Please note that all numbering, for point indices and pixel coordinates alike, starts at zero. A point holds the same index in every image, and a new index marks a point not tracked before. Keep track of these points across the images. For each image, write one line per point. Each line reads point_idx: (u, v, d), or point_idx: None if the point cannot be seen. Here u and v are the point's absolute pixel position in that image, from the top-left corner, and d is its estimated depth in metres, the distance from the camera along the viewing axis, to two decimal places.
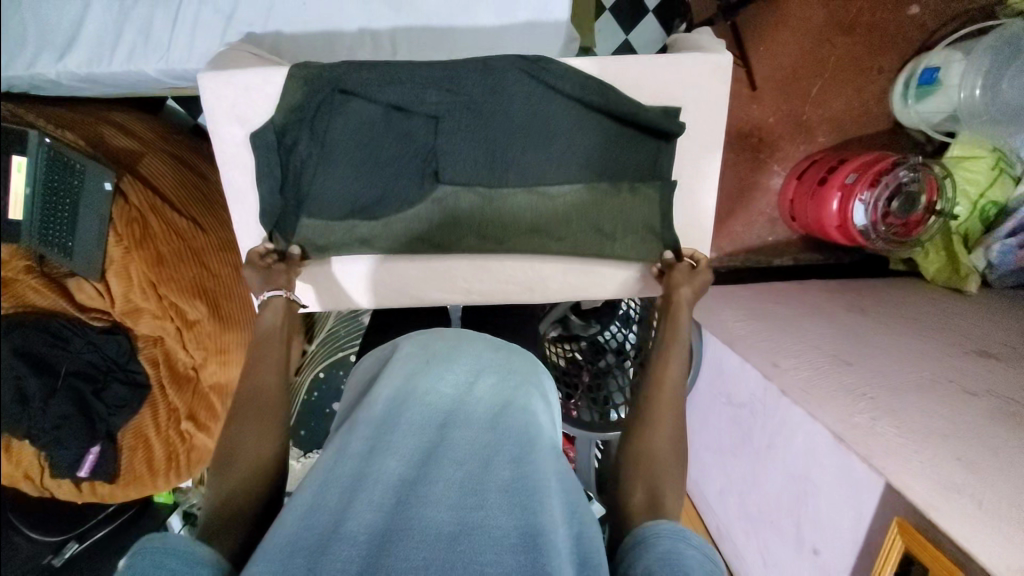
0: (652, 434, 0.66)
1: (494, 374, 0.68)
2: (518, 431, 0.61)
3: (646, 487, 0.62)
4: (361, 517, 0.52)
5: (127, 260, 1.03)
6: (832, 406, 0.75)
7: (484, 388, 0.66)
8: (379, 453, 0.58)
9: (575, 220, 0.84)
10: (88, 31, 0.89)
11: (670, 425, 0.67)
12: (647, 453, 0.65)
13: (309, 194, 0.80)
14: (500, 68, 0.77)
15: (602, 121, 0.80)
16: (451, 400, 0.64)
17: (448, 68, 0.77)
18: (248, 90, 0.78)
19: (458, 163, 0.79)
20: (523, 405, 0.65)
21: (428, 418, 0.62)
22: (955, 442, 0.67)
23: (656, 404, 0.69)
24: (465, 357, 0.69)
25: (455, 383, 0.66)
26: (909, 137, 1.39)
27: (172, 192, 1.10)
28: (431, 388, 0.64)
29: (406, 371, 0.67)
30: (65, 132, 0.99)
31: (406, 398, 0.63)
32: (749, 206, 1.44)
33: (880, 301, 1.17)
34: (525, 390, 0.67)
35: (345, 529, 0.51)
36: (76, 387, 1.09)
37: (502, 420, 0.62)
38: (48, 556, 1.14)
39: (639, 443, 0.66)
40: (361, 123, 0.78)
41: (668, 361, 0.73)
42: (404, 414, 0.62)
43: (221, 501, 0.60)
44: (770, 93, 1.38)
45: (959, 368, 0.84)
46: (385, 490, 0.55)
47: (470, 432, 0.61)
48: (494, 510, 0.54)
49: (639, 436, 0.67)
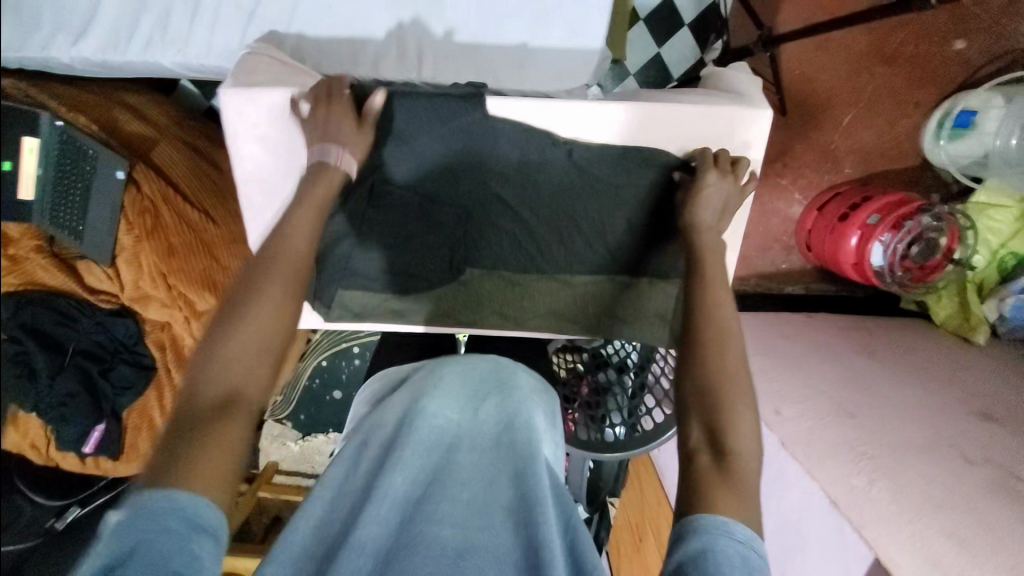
0: (718, 364, 0.60)
1: (501, 391, 0.67)
2: (523, 449, 0.60)
3: (705, 427, 0.58)
4: (372, 531, 0.54)
5: (138, 248, 1.01)
6: (830, 466, 0.77)
7: (489, 406, 0.64)
8: (385, 470, 0.57)
9: (592, 309, 0.81)
10: (104, 15, 0.87)
11: (727, 365, 0.61)
12: (714, 384, 0.59)
13: (344, 266, 0.75)
14: (550, 160, 0.70)
15: (627, 213, 0.74)
16: (457, 421, 0.63)
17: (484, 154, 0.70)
18: (271, 108, 0.69)
19: (487, 247, 0.77)
20: (535, 423, 0.64)
21: (434, 437, 0.61)
22: (947, 515, 0.68)
23: (721, 336, 0.62)
24: (473, 377, 0.68)
25: (462, 402, 0.64)
26: (937, 175, 1.36)
27: (184, 182, 1.09)
28: (438, 406, 0.63)
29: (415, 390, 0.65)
30: (78, 116, 0.99)
31: (413, 416, 0.62)
32: (765, 232, 1.42)
33: (887, 343, 1.16)
34: (531, 407, 0.65)
35: (357, 538, 0.53)
36: (82, 366, 1.08)
37: (506, 439, 0.61)
38: (50, 519, 1.19)
39: (709, 376, 0.60)
40: (396, 213, 0.73)
41: (717, 288, 0.65)
42: (413, 431, 0.60)
43: (212, 379, 0.55)
44: (801, 119, 1.34)
45: (956, 427, 0.84)
46: (391, 507, 0.55)
47: (476, 452, 0.61)
48: (498, 528, 0.56)
49: (708, 366, 0.60)
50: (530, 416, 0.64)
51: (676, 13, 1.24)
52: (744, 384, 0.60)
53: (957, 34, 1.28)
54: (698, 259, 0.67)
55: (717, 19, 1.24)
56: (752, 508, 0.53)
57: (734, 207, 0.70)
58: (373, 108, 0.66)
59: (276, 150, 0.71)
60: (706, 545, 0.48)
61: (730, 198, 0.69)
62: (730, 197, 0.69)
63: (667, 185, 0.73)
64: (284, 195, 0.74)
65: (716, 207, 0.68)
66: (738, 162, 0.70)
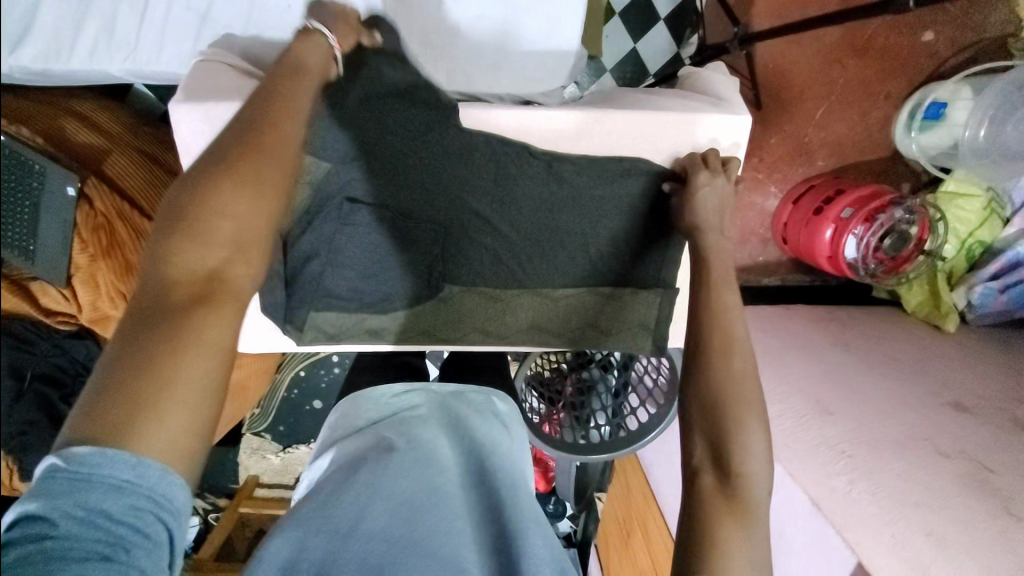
0: (727, 372, 0.58)
1: (488, 424, 0.73)
2: (508, 479, 0.65)
3: (708, 445, 0.56)
4: (374, 524, 0.56)
5: (94, 268, 0.96)
6: (811, 467, 0.78)
7: (482, 434, 0.71)
8: (391, 476, 0.60)
9: (574, 321, 0.79)
10: (43, 19, 0.78)
11: (739, 372, 0.58)
12: (721, 395, 0.57)
13: (317, 289, 0.71)
14: (529, 174, 0.71)
15: (607, 225, 0.74)
16: (455, 450, 0.67)
17: (461, 164, 0.69)
18: (227, 124, 0.66)
19: (467, 263, 0.75)
20: (516, 459, 0.71)
21: (437, 456, 0.64)
22: (926, 513, 0.70)
23: (730, 345, 0.60)
24: (467, 414, 0.73)
25: (456, 429, 0.70)
26: (908, 165, 1.38)
27: (139, 195, 1.04)
28: (436, 430, 0.69)
29: (417, 419, 0.70)
30: (21, 127, 0.89)
31: (415, 433, 0.67)
32: (744, 226, 1.42)
33: (862, 334, 1.19)
34: (513, 446, 0.73)
35: (361, 531, 0.56)
36: (40, 394, 1.01)
37: (495, 466, 0.67)
38: None
39: (717, 387, 0.57)
40: (368, 232, 0.71)
41: (724, 293, 0.63)
42: (416, 444, 0.65)
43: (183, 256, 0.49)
44: (775, 112, 1.34)
45: (932, 422, 0.86)
46: (394, 511, 0.57)
47: (469, 475, 0.66)
48: (486, 559, 0.58)
49: (717, 378, 0.58)
50: (512, 453, 0.71)
51: (651, 7, 1.22)
52: (755, 396, 0.58)
53: (925, 25, 1.28)
54: (704, 265, 0.65)
55: (692, 13, 1.22)
56: (754, 533, 0.52)
57: (731, 207, 0.69)
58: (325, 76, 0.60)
59: None
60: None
61: (726, 198, 0.68)
62: (727, 196, 0.68)
63: (645, 196, 0.73)
64: None
65: (716, 208, 0.67)
66: (728, 161, 0.70)
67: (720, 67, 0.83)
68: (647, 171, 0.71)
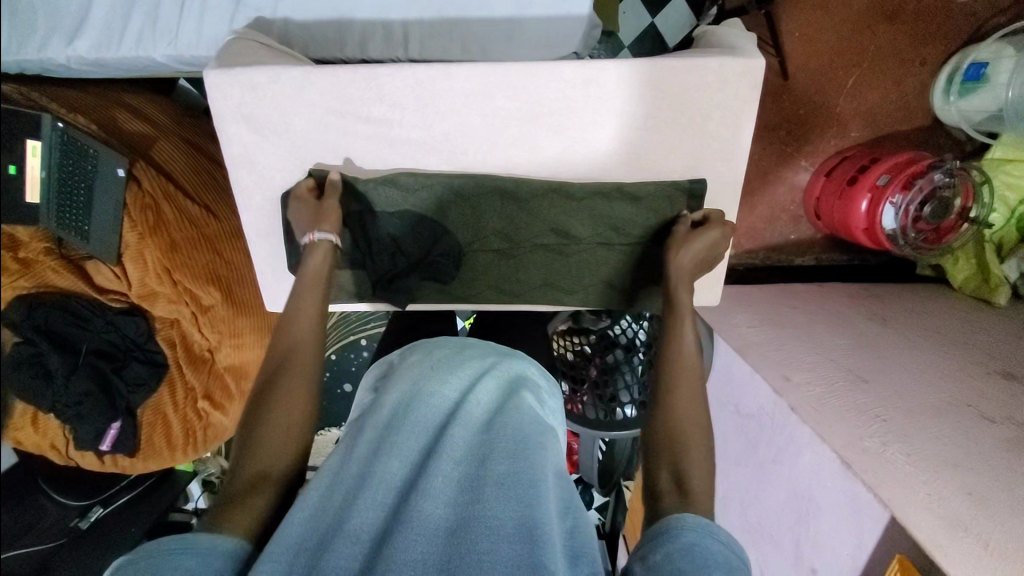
0: (674, 398, 0.63)
1: (496, 375, 0.67)
2: (512, 426, 0.60)
3: (669, 469, 0.58)
4: (364, 518, 0.51)
5: (142, 246, 1.01)
6: (841, 428, 0.74)
7: (487, 388, 0.65)
8: (382, 453, 0.56)
9: (589, 279, 0.86)
10: (94, 16, 0.88)
11: (697, 408, 0.63)
12: (673, 432, 0.61)
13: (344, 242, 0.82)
14: (535, 135, 0.78)
15: (610, 186, 0.80)
16: (454, 398, 0.63)
17: (482, 124, 0.77)
18: (252, 87, 0.73)
19: (489, 223, 0.82)
20: (527, 409, 0.63)
21: (432, 416, 0.60)
22: (966, 474, 0.66)
23: (674, 384, 0.64)
24: (465, 360, 0.68)
25: (458, 384, 0.64)
26: (948, 134, 1.31)
27: (184, 178, 1.10)
28: (433, 390, 0.63)
29: (412, 377, 0.65)
30: (79, 117, 1.01)
31: (411, 402, 0.61)
32: (772, 202, 1.37)
33: (902, 307, 1.10)
34: (525, 394, 0.66)
35: (347, 527, 0.50)
36: (97, 366, 1.04)
37: (499, 419, 0.61)
38: (74, 518, 1.17)
39: (668, 427, 0.61)
40: (384, 202, 0.80)
41: (683, 321, 0.70)
42: (410, 416, 0.60)
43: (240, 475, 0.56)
44: (802, 83, 1.29)
45: (976, 389, 0.80)
46: (387, 492, 0.54)
47: (469, 430, 0.59)
48: (490, 501, 0.52)
49: (664, 404, 0.63)
50: (522, 402, 0.64)
51: None
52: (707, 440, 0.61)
53: None
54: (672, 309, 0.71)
55: None
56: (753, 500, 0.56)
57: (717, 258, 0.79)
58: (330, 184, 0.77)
59: (261, 131, 0.77)
60: (692, 541, 0.49)
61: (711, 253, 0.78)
62: (713, 255, 0.77)
63: (646, 157, 0.79)
64: (273, 179, 0.80)
65: (698, 259, 0.75)
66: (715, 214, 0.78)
67: (737, 24, 0.82)
68: (655, 131, 0.77)
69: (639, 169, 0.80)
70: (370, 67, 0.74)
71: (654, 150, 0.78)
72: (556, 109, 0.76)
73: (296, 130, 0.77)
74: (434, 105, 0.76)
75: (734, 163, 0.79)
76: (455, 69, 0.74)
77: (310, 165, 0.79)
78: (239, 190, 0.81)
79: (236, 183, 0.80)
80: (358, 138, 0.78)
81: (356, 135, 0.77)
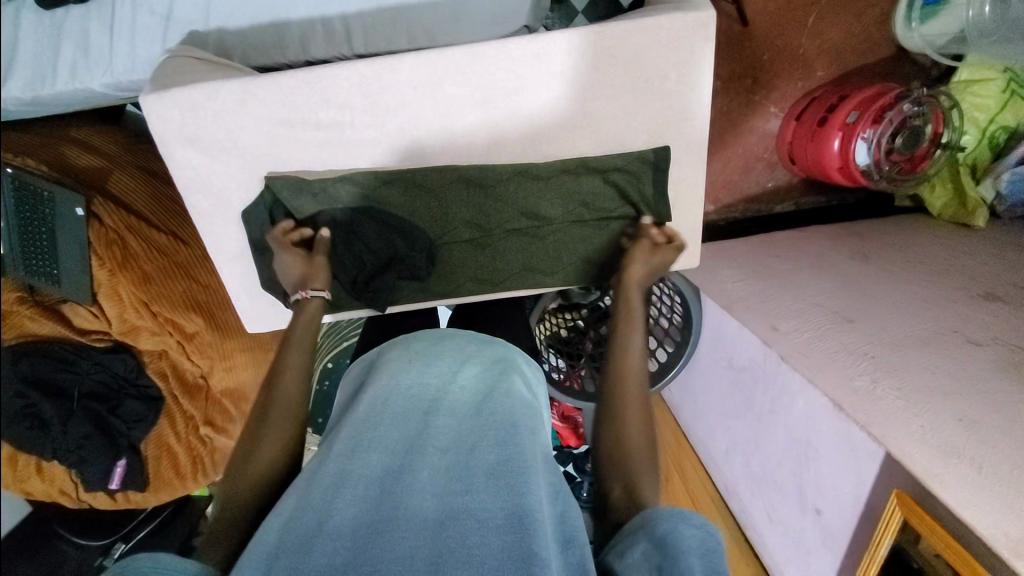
0: (625, 416, 0.62)
1: (478, 363, 0.68)
2: (499, 415, 0.61)
3: (622, 488, 0.58)
4: (346, 514, 0.51)
5: (115, 282, 0.99)
6: (831, 371, 0.75)
7: (470, 375, 0.66)
8: (363, 449, 0.57)
9: (567, 258, 0.85)
10: (21, 54, 0.85)
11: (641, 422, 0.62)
12: (620, 452, 0.60)
13: None
14: (492, 118, 0.76)
15: (575, 160, 0.79)
16: (436, 386, 0.63)
17: (438, 115, 0.75)
18: (193, 106, 0.71)
19: (461, 213, 0.80)
20: (513, 392, 0.65)
21: (414, 406, 0.61)
22: (956, 400, 0.67)
23: (622, 400, 0.63)
24: (446, 350, 0.68)
25: (441, 373, 0.65)
26: (913, 62, 1.30)
27: (146, 208, 1.08)
28: (415, 381, 0.63)
29: (391, 371, 0.65)
30: (27, 159, 0.97)
31: (391, 394, 0.62)
32: (745, 152, 1.35)
33: (883, 241, 1.11)
34: (509, 379, 0.67)
35: (330, 524, 0.50)
36: (90, 407, 1.02)
37: (485, 407, 0.62)
38: (98, 558, 1.17)
39: (617, 446, 0.61)
40: (348, 205, 0.78)
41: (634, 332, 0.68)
42: (390, 409, 0.60)
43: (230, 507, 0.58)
44: (763, 26, 1.26)
45: (959, 315, 0.81)
46: (369, 485, 0.54)
47: (453, 419, 0.61)
48: (480, 492, 0.54)
49: (614, 423, 0.62)
50: (507, 389, 0.65)
51: None
52: (649, 453, 0.61)
53: None
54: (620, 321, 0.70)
55: None
56: None
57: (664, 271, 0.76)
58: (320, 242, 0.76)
59: (210, 150, 0.74)
60: (666, 530, 0.49)
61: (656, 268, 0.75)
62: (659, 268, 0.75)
63: (608, 127, 0.77)
64: (232, 199, 0.78)
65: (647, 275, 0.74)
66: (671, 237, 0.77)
67: None
68: (613, 98, 0.75)
69: (604, 142, 0.79)
70: (313, 70, 0.71)
71: (614, 119, 0.77)
72: (509, 89, 0.74)
73: (247, 144, 0.74)
74: (384, 101, 0.74)
75: (699, 120, 0.78)
76: (400, 61, 0.71)
77: (264, 177, 0.77)
78: (199, 214, 0.79)
79: (195, 208, 0.78)
80: (311, 144, 0.76)
81: (310, 142, 0.75)
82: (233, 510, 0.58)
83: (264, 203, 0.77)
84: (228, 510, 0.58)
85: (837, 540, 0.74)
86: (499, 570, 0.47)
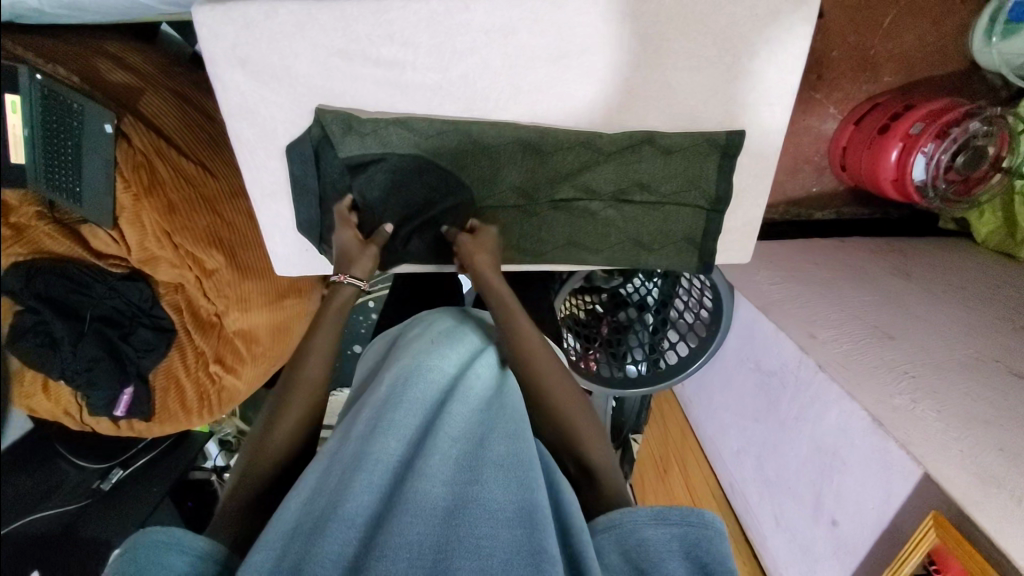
0: (555, 401, 0.67)
1: (492, 359, 0.69)
2: (512, 412, 0.61)
3: (583, 468, 0.65)
4: (360, 499, 0.50)
5: (138, 208, 0.95)
6: (870, 385, 0.73)
7: (485, 367, 0.67)
8: (379, 432, 0.55)
9: (616, 236, 0.81)
10: None
11: (580, 414, 0.68)
12: (576, 447, 0.66)
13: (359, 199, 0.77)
14: (564, 77, 0.72)
15: (643, 135, 0.75)
16: (453, 376, 0.64)
17: (510, 65, 0.71)
18: (250, 25, 0.67)
19: (516, 176, 0.77)
20: (516, 385, 0.69)
21: (430, 393, 0.61)
22: (998, 431, 0.65)
23: (553, 398, 0.68)
24: (462, 343, 0.69)
25: (456, 361, 0.66)
26: (984, 80, 1.24)
27: (178, 135, 1.02)
28: (432, 366, 0.63)
29: (410, 356, 0.66)
30: (57, 68, 0.94)
31: (410, 377, 0.62)
32: (795, 152, 1.30)
33: (927, 262, 1.07)
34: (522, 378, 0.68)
35: (343, 509, 0.48)
36: (103, 331, 1.03)
37: (497, 402, 0.63)
38: (95, 481, 1.17)
39: (569, 432, 0.66)
40: (395, 165, 0.76)
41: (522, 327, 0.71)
42: (409, 392, 0.60)
43: (250, 458, 0.62)
44: (837, 20, 1.19)
45: (1005, 345, 0.79)
46: (384, 471, 0.53)
47: (468, 407, 0.60)
48: (490, 484, 0.53)
49: (559, 416, 0.67)
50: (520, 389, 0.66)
51: None
52: (599, 438, 0.67)
53: None
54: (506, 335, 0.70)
55: None
56: None
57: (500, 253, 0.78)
58: (383, 233, 0.78)
59: (261, 76, 0.70)
60: (646, 535, 0.53)
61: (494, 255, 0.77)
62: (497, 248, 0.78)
63: (676, 104, 0.74)
64: (277, 132, 0.75)
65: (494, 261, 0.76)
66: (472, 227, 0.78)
67: None
68: (691, 73, 0.71)
69: (675, 118, 0.75)
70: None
71: (690, 92, 0.73)
72: (586, 46, 0.69)
73: (303, 75, 0.70)
74: (451, 45, 0.69)
75: (777, 108, 0.74)
76: (476, 2, 0.67)
77: (314, 108, 0.73)
78: (241, 144, 0.75)
79: (238, 136, 0.75)
80: (367, 82, 0.72)
81: (368, 83, 0.72)
82: (252, 473, 0.61)
83: (309, 137, 0.74)
84: (247, 475, 0.61)
85: (852, 551, 0.73)
86: (506, 565, 0.46)
